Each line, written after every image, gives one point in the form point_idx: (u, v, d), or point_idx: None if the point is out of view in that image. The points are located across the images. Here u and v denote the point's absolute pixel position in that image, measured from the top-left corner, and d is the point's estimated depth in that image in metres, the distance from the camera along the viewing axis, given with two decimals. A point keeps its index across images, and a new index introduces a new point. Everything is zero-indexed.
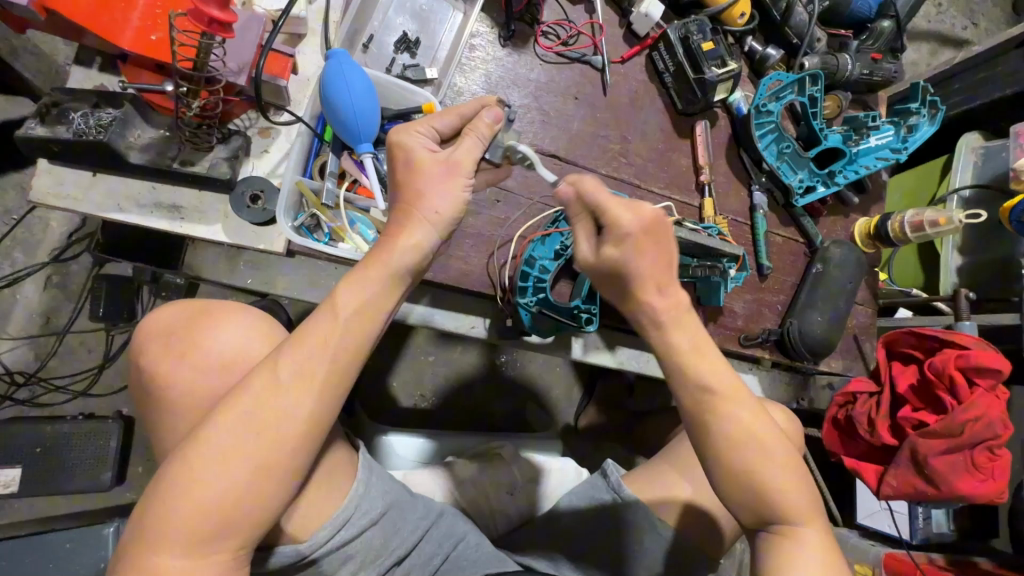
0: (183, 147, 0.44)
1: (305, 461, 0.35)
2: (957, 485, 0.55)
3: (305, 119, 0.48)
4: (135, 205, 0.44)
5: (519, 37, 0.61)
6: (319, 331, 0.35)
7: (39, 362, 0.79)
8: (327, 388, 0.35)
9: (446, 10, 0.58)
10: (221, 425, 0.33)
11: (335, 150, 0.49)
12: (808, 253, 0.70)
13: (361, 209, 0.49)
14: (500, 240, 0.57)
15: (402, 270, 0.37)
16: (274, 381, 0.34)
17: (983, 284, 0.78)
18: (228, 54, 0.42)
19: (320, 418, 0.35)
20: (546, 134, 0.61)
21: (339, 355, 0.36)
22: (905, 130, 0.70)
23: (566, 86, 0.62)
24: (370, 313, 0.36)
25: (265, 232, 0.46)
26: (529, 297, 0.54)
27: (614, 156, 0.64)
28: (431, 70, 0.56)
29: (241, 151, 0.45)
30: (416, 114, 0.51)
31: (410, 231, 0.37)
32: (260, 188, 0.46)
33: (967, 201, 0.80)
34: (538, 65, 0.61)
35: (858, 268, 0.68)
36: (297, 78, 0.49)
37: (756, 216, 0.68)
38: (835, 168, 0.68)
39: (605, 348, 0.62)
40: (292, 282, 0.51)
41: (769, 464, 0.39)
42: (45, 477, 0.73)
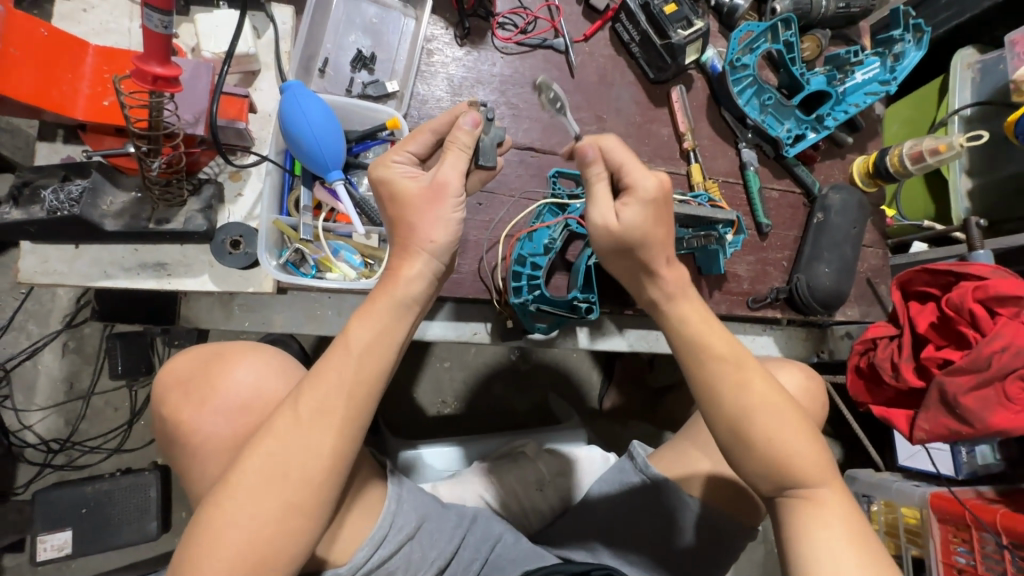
0: (156, 206, 0.45)
1: (334, 495, 0.34)
2: (991, 421, 0.53)
3: (271, 158, 0.48)
4: (121, 268, 0.45)
5: (476, 33, 0.60)
6: (338, 367, 0.35)
7: (70, 426, 0.81)
8: (351, 425, 0.34)
9: (399, 19, 0.57)
10: (249, 470, 0.33)
11: (307, 183, 0.49)
12: (807, 202, 0.68)
13: (343, 236, 0.50)
14: (487, 243, 0.56)
15: (411, 299, 0.37)
16: (295, 420, 0.34)
17: (996, 204, 0.75)
18: (182, 107, 0.43)
19: (345, 456, 0.34)
20: (518, 127, 0.60)
21: (360, 389, 0.35)
22: (892, 59, 0.68)
23: (532, 75, 0.61)
24: (383, 344, 0.36)
25: (252, 275, 0.46)
26: (525, 296, 0.53)
27: (592, 138, 0.62)
28: (392, 84, 0.55)
29: (215, 200, 0.46)
30: (382, 132, 0.51)
31: (409, 262, 0.37)
32: (239, 233, 0.46)
33: (968, 120, 0.76)
34: (500, 58, 0.60)
35: (862, 211, 0.66)
36: (255, 115, 0.49)
37: (747, 173, 0.65)
38: (822, 111, 0.65)
39: (611, 334, 0.61)
40: (289, 319, 0.51)
41: (783, 428, 0.38)
42: (94, 535, 0.75)
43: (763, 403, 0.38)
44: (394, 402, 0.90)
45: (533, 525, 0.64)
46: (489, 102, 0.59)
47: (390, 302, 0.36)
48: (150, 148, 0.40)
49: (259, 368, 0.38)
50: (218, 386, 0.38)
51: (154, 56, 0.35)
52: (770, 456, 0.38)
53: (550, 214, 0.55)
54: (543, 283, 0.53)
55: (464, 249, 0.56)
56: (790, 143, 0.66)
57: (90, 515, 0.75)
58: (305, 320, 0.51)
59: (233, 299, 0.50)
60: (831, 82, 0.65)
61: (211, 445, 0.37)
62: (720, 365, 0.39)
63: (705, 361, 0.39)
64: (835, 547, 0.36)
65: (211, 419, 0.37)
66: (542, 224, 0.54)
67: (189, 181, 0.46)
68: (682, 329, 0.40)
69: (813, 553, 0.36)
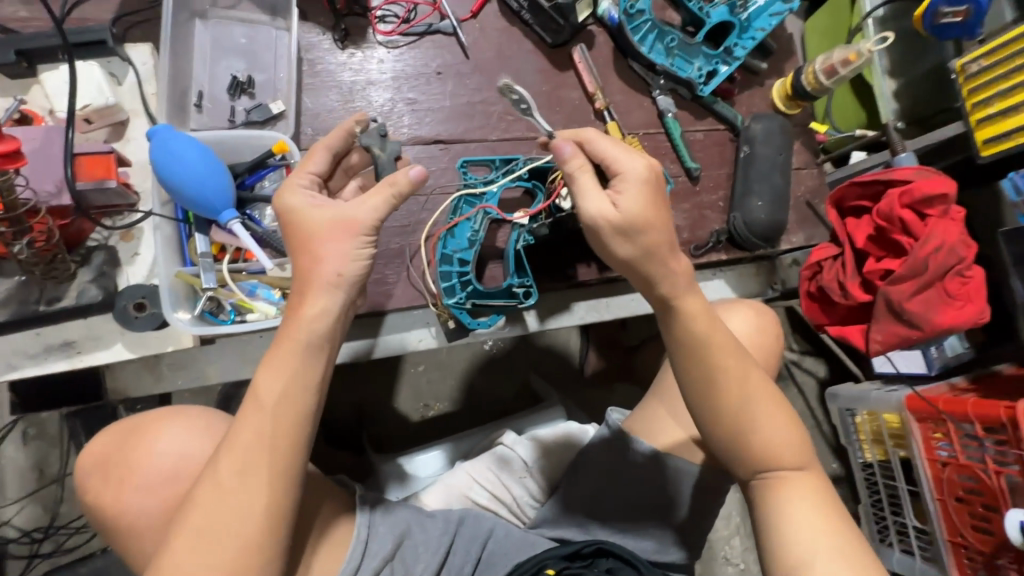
0: (44, 285, 0.44)
1: (276, 549, 0.34)
2: (938, 321, 0.54)
3: (158, 210, 0.45)
4: (24, 357, 0.43)
5: (356, 32, 0.57)
6: (254, 422, 0.35)
7: (50, 512, 0.79)
8: (280, 476, 0.35)
9: (270, 34, 0.54)
10: (180, 545, 0.33)
11: (203, 229, 0.46)
12: (733, 138, 0.67)
13: (256, 273, 0.47)
14: (411, 248, 0.55)
15: (319, 338, 0.37)
16: (220, 484, 0.34)
17: (922, 100, 0.74)
18: (37, 181, 0.41)
19: (282, 510, 0.34)
20: (422, 121, 0.57)
21: (287, 434, 0.35)
22: None
23: (425, 64, 0.58)
24: (295, 392, 0.36)
25: (166, 334, 0.45)
26: (458, 295, 0.52)
27: (501, 116, 0.60)
28: (276, 104, 0.52)
29: (106, 266, 0.45)
30: (270, 158, 0.48)
31: (313, 298, 0.37)
32: (142, 295, 0.44)
33: (881, 20, 0.75)
34: (388, 53, 0.57)
35: (785, 135, 0.65)
36: (131, 168, 0.47)
37: (666, 121, 0.64)
38: (729, 43, 0.64)
39: (560, 311, 0.60)
40: (221, 368, 0.49)
41: (754, 410, 0.41)
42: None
43: (756, 391, 0.41)
44: (375, 417, 0.89)
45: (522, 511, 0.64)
46: (385, 103, 0.56)
47: (300, 339, 0.36)
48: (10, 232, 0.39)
49: (171, 434, 0.39)
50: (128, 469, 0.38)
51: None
52: (749, 442, 0.41)
53: (467, 204, 0.52)
54: (473, 279, 0.52)
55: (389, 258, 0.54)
56: (704, 81, 0.65)
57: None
58: (240, 365, 0.49)
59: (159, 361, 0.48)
60: (733, 10, 0.63)
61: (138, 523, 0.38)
62: (715, 360, 0.41)
63: (695, 348, 0.40)
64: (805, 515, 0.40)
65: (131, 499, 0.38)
66: (461, 218, 0.52)
67: (76, 253, 0.44)
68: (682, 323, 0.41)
69: (790, 518, 0.40)
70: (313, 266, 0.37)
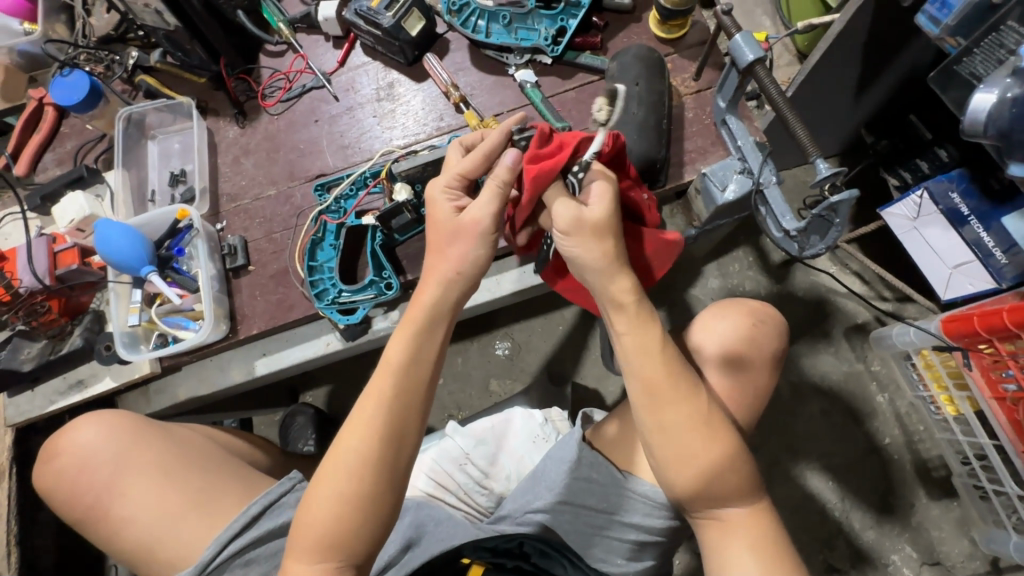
0: (53, 334, 1.10)
1: (416, 411, 0.78)
2: None
3: (142, 282, 1.07)
4: (143, 331, 1.11)
5: (407, 128, 1.19)
6: (388, 369, 0.79)
7: (144, 406, 1.17)
8: (400, 394, 0.78)
9: (161, 218, 1.12)
10: (352, 421, 0.77)
11: (138, 285, 1.07)
12: (830, 217, 0.82)
13: (187, 311, 1.09)
14: (288, 264, 1.13)
15: (419, 335, 0.81)
16: (373, 393, 0.78)
17: (927, 20, 0.87)
18: (37, 269, 1.05)
19: (413, 394, 0.79)
20: (321, 171, 1.19)
21: (409, 386, 0.79)
22: (986, 64, 0.86)
23: (308, 115, 1.22)
24: (409, 355, 0.80)
25: (135, 367, 1.09)
26: (329, 292, 1.07)
27: (350, 145, 1.19)
28: (198, 238, 1.11)
29: (91, 326, 1.10)
30: (165, 243, 1.10)
31: (414, 311, 0.83)
32: (134, 336, 1.09)
33: (930, 19, 0.87)
34: (289, 100, 1.23)
35: (780, 232, 0.90)
36: (120, 276, 1.10)
37: (526, 88, 1.13)
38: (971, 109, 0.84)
39: (391, 311, 1.10)
40: (213, 365, 1.15)
41: (722, 540, 0.78)
42: (202, 504, 0.91)
43: (748, 524, 0.77)
44: None
45: (464, 451, 1.17)
46: (299, 182, 1.18)
47: (409, 335, 0.81)
48: (22, 307, 1.06)
49: (386, 380, 0.78)
50: (301, 513, 0.75)
51: (65, 311, 1.10)
52: (717, 562, 0.77)
53: (311, 244, 1.08)
54: (335, 274, 1.07)
55: (262, 294, 1.13)
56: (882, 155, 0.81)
57: (181, 464, 0.93)
58: (199, 389, 1.15)
59: (147, 340, 1.12)
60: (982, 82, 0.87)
61: (338, 530, 0.73)
62: (695, 504, 0.79)
63: (695, 514, 0.80)
64: (742, 561, 0.75)
65: (352, 458, 0.75)
66: (315, 243, 1.08)
67: (80, 308, 1.12)
68: (695, 467, 0.76)
69: (729, 570, 0.76)
70: (404, 326, 0.82)
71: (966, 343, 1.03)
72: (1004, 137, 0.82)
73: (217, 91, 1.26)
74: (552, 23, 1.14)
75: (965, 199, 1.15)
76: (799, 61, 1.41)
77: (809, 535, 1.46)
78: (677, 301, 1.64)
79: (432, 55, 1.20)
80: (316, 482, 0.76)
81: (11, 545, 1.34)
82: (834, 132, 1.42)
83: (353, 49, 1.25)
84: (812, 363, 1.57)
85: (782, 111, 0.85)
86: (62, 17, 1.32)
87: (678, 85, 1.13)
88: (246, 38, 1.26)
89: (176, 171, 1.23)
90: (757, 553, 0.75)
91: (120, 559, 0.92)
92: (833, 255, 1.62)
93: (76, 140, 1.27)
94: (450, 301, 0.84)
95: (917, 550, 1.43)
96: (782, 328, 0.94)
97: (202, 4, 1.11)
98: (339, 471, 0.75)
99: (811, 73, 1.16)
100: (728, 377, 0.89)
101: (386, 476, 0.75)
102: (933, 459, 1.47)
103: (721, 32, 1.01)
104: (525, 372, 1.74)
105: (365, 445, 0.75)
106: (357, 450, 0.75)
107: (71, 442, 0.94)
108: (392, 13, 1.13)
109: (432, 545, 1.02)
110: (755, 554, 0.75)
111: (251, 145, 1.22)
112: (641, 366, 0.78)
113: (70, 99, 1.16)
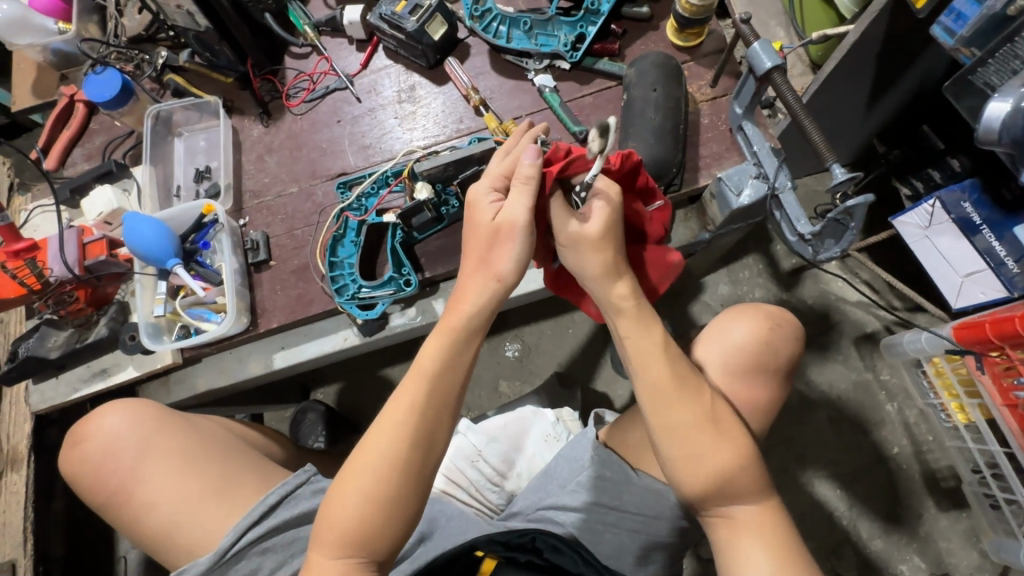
0: (79, 322, 1.13)
1: (445, 415, 0.80)
2: None
3: (167, 274, 1.10)
4: (166, 323, 1.14)
5: (427, 130, 1.22)
6: (421, 374, 0.81)
7: (164, 395, 1.20)
8: (430, 399, 0.79)
9: (187, 213, 1.15)
10: (382, 424, 0.79)
11: (163, 276, 1.10)
12: (847, 221, 0.83)
13: (210, 304, 1.12)
14: (308, 259, 1.15)
15: (452, 341, 0.83)
16: (404, 396, 0.80)
17: (942, 31, 0.89)
18: (67, 259, 1.08)
19: (445, 399, 0.80)
20: (342, 170, 1.21)
21: (442, 389, 0.80)
22: (999, 74, 0.88)
23: (331, 115, 1.25)
24: (442, 361, 0.81)
25: (158, 357, 1.11)
26: (348, 288, 1.09)
27: (371, 145, 1.22)
28: (223, 232, 1.13)
29: (116, 316, 1.13)
30: (190, 236, 1.13)
31: (450, 317, 0.85)
32: (158, 327, 1.12)
33: (945, 30, 0.88)
34: (312, 100, 1.26)
35: (794, 236, 0.92)
36: (145, 267, 1.12)
37: (545, 93, 1.17)
38: (987, 117, 0.86)
39: (408, 308, 1.13)
40: (234, 358, 1.17)
41: (733, 538, 0.78)
42: (223, 492, 0.93)
43: (760, 522, 0.78)
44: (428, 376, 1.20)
45: (478, 449, 1.19)
46: (321, 180, 1.21)
47: (444, 343, 0.83)
48: (51, 295, 1.08)
49: (419, 385, 0.80)
50: (327, 508, 0.77)
51: (91, 301, 1.12)
52: (725, 558, 0.78)
53: (332, 240, 1.10)
54: (355, 270, 1.09)
55: (282, 288, 1.15)
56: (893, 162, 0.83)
57: (205, 458, 0.95)
58: (219, 380, 1.17)
59: (170, 331, 1.14)
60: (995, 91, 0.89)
61: (362, 530, 0.75)
62: (703, 502, 0.80)
63: (705, 512, 0.81)
64: (752, 559, 0.76)
65: (379, 463, 0.76)
66: (336, 241, 1.10)
67: (107, 298, 1.14)
68: (707, 465, 0.77)
69: (738, 567, 0.77)
70: (439, 332, 0.84)
71: (979, 349, 1.04)
72: (1018, 144, 0.84)
73: (243, 90, 1.29)
74: (571, 29, 1.17)
75: (977, 208, 1.16)
76: (813, 71, 1.43)
77: (816, 542, 1.46)
78: (687, 306, 1.66)
79: (454, 59, 1.23)
80: (342, 480, 0.77)
81: (27, 532, 1.36)
82: (847, 141, 1.44)
83: (376, 52, 1.28)
84: (822, 370, 1.57)
85: (799, 117, 0.86)
86: (95, 17, 1.36)
87: (694, 92, 1.15)
88: (272, 40, 1.29)
89: (201, 168, 1.26)
90: (770, 553, 0.76)
91: (139, 543, 0.94)
92: (844, 263, 1.63)
93: (105, 136, 1.30)
94: (488, 308, 0.85)
95: (925, 561, 1.42)
96: (796, 331, 0.95)
97: (232, 6, 1.15)
98: (367, 471, 0.76)
99: (826, 83, 1.18)
100: (740, 378, 0.90)
101: (411, 482, 0.77)
102: (942, 469, 1.47)
103: (738, 41, 1.04)
104: (534, 374, 1.76)
105: (393, 447, 0.77)
106: (387, 454, 0.77)
107: (99, 427, 0.96)
108: (416, 18, 1.16)
109: (444, 540, 1.04)
110: (766, 552, 0.76)
111: (274, 144, 1.25)
112: (648, 368, 0.80)
113: (102, 96, 1.20)
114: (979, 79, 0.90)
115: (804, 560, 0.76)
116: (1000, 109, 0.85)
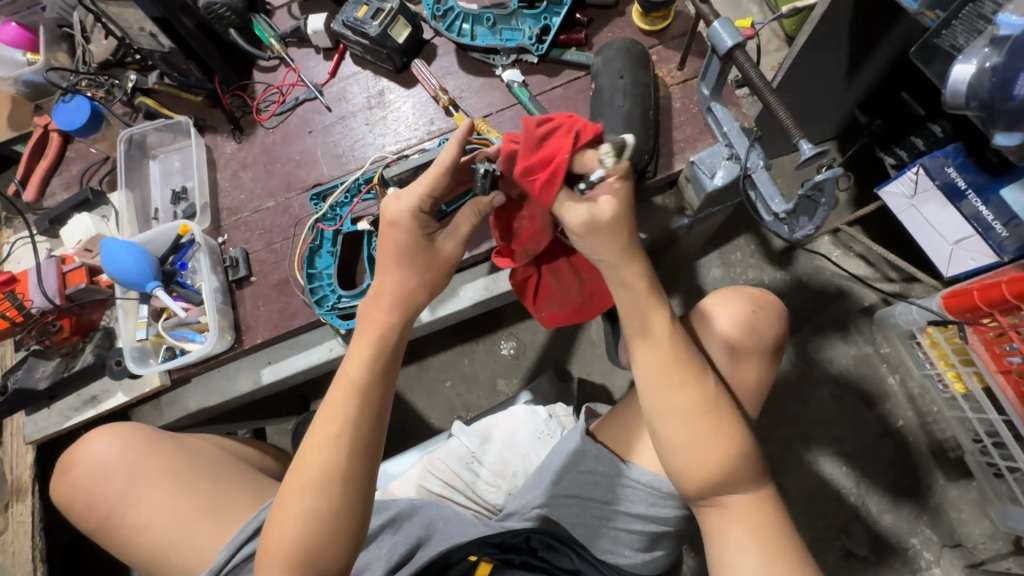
0: (67, 351, 1.14)
1: (375, 425, 0.80)
2: None
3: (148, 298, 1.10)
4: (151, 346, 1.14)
5: (398, 133, 1.21)
6: (344, 385, 0.81)
7: (154, 417, 1.20)
8: (360, 410, 0.80)
9: (165, 235, 1.16)
10: (311, 438, 0.79)
11: (144, 300, 1.10)
12: (820, 198, 0.82)
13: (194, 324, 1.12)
14: (289, 273, 1.15)
15: (374, 349, 0.84)
16: (329, 409, 0.80)
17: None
18: (48, 290, 1.09)
19: (370, 409, 0.80)
20: (316, 182, 1.21)
21: (368, 396, 0.81)
22: (964, 35, 0.86)
23: (302, 126, 1.25)
24: (367, 369, 0.82)
25: (145, 381, 1.11)
26: (328, 301, 1.09)
27: (344, 154, 1.21)
28: (201, 253, 1.13)
29: (102, 343, 1.13)
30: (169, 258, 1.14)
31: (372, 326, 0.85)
32: (142, 350, 1.12)
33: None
34: (281, 113, 1.26)
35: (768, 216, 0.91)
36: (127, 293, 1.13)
37: (514, 88, 1.16)
38: (953, 79, 0.85)
39: None
40: (220, 377, 1.18)
41: (725, 528, 0.77)
42: (213, 509, 0.93)
43: (756, 511, 0.77)
44: None
45: (471, 451, 1.19)
46: (296, 192, 1.21)
47: (363, 354, 0.83)
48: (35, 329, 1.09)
49: (339, 397, 0.80)
50: (272, 531, 0.76)
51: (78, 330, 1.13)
52: (719, 550, 0.77)
53: (308, 254, 1.10)
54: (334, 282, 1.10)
55: (265, 304, 1.15)
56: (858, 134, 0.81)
57: (197, 473, 0.96)
58: (209, 400, 1.18)
59: (156, 355, 1.14)
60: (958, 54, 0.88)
61: (301, 546, 0.74)
62: (695, 494, 0.79)
63: (697, 505, 0.80)
64: (745, 549, 0.75)
65: (316, 476, 0.76)
66: (312, 254, 1.11)
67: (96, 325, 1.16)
68: (694, 455, 0.77)
69: (731, 557, 0.76)
70: (357, 344, 0.85)
71: (970, 318, 1.02)
72: (986, 107, 0.84)
73: (214, 108, 1.29)
74: (535, 22, 1.16)
75: (961, 172, 1.14)
76: (788, 45, 1.41)
77: (825, 521, 1.45)
78: (678, 292, 1.64)
79: (420, 62, 1.22)
80: (281, 500, 0.77)
81: (37, 560, 1.37)
82: (827, 113, 1.41)
83: (343, 59, 1.27)
84: (820, 348, 1.55)
85: (764, 97, 0.85)
86: (63, 45, 1.36)
87: (664, 76, 1.13)
88: (239, 55, 1.29)
89: (177, 189, 1.26)
90: (757, 535, 0.75)
91: (136, 565, 0.94)
92: (836, 238, 1.61)
93: (81, 163, 1.31)
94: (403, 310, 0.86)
95: (937, 533, 1.40)
96: (778, 312, 0.94)
97: (195, 25, 1.15)
98: (299, 488, 0.76)
99: (798, 56, 1.15)
100: (719, 363, 0.88)
101: (342, 495, 0.76)
102: (947, 439, 1.45)
103: (702, 19, 1.02)
104: (531, 370, 1.75)
105: (326, 461, 0.76)
106: (320, 467, 0.76)
107: (87, 453, 0.96)
108: (378, 22, 1.15)
109: (442, 543, 1.03)
110: (756, 540, 0.75)
111: (249, 159, 1.25)
112: (647, 353, 0.80)
113: (72, 124, 1.20)
114: (944, 42, 0.89)
115: (793, 543, 0.76)
116: (964, 72, 0.83)
